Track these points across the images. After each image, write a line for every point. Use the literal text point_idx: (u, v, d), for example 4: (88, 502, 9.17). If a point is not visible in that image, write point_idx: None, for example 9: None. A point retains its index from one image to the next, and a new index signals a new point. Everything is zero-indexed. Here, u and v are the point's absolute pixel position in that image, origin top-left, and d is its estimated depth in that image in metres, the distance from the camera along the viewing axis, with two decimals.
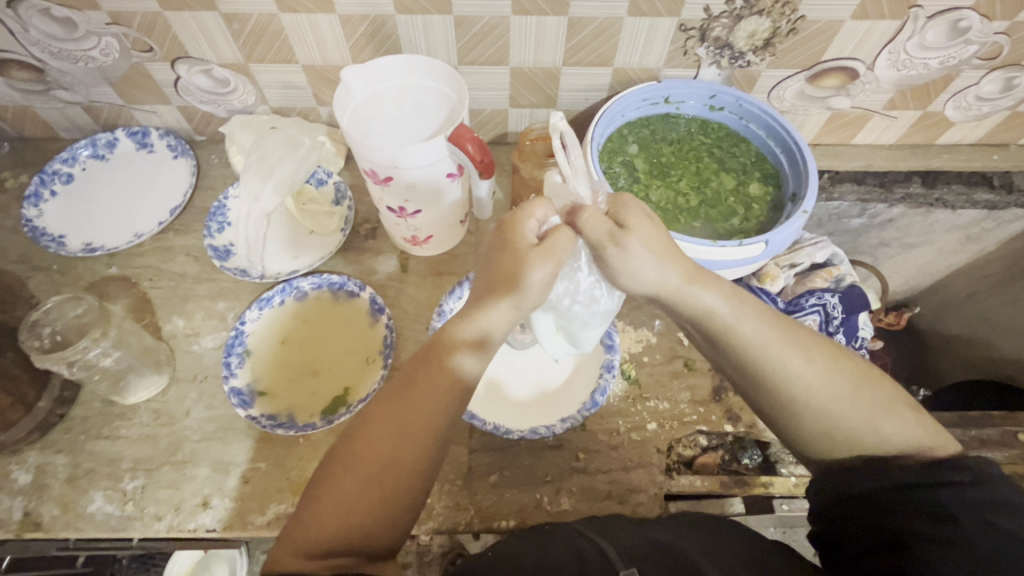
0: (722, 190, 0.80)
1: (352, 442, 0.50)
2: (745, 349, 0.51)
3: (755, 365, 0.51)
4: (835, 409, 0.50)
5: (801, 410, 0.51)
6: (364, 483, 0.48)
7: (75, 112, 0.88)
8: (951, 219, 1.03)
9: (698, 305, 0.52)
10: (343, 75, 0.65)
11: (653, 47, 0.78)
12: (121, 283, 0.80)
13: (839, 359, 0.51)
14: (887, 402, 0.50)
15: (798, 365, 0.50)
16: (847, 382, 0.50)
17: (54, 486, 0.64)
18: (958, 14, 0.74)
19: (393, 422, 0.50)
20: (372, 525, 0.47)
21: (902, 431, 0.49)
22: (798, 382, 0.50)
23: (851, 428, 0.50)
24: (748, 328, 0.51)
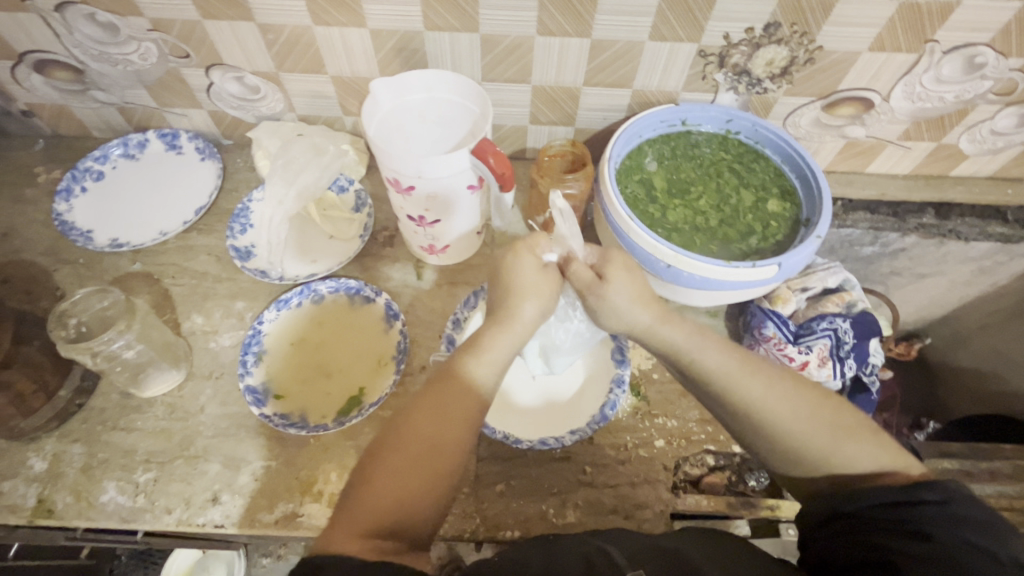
0: (741, 207, 0.81)
1: (394, 437, 0.53)
2: (711, 377, 0.57)
3: (719, 392, 0.57)
4: (798, 434, 0.54)
5: (767, 437, 0.55)
6: (407, 474, 0.51)
7: (110, 112, 0.92)
8: (963, 251, 1.03)
9: (667, 341, 0.60)
10: (373, 86, 0.67)
11: (673, 71, 0.80)
12: (144, 279, 0.82)
13: (799, 385, 0.56)
14: (847, 425, 0.54)
15: (760, 390, 0.55)
16: (808, 409, 0.55)
17: (68, 475, 0.65)
18: (974, 50, 0.75)
19: (433, 419, 0.54)
20: (414, 514, 0.50)
21: (865, 453, 0.52)
22: (761, 406, 0.55)
23: (815, 452, 0.53)
24: (712, 359, 0.58)
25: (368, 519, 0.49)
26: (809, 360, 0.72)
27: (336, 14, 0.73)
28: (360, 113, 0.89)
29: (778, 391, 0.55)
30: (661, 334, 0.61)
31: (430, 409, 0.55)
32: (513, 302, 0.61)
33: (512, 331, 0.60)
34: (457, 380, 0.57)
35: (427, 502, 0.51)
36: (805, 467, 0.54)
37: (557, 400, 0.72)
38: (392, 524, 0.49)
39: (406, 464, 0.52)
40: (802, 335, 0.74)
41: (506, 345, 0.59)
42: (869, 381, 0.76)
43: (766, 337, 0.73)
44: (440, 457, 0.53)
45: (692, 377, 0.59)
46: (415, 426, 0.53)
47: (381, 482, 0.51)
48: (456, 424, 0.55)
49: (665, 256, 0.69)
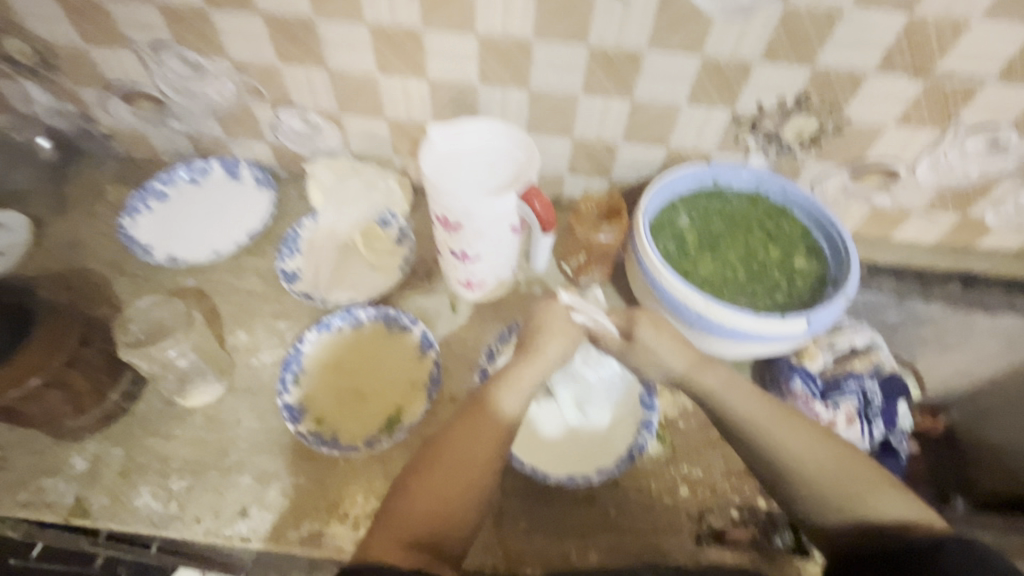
0: (768, 263, 0.83)
1: (431, 460, 0.60)
2: (744, 424, 0.62)
3: (751, 439, 0.62)
4: (822, 480, 0.60)
5: (793, 483, 0.61)
6: (439, 496, 0.58)
7: (181, 140, 0.99)
8: (990, 323, 1.04)
9: (705, 387, 0.65)
10: (431, 131, 0.74)
11: (707, 133, 0.85)
12: (195, 295, 0.87)
13: (824, 437, 0.62)
14: (868, 478, 0.60)
15: (790, 439, 0.61)
16: (835, 460, 0.60)
17: (107, 476, 0.68)
18: (996, 130, 0.79)
19: (465, 447, 0.60)
20: (445, 529, 0.57)
21: (886, 503, 0.58)
22: (791, 453, 0.61)
23: (838, 498, 0.59)
24: (742, 402, 0.63)
25: (404, 531, 0.56)
26: (836, 418, 0.73)
27: (400, 65, 0.80)
28: (410, 154, 0.95)
29: (808, 441, 0.61)
30: (695, 380, 0.66)
31: (463, 437, 0.60)
32: (537, 343, 0.66)
33: (535, 366, 0.65)
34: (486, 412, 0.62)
35: (456, 522, 0.57)
36: (827, 513, 0.59)
37: (585, 433, 0.74)
38: (423, 538, 0.56)
39: (439, 486, 0.58)
40: (829, 392, 0.75)
41: (530, 378, 0.64)
42: (897, 442, 0.75)
43: (794, 392, 0.74)
44: (469, 483, 0.58)
45: (723, 423, 0.65)
46: (449, 453, 0.59)
47: (420, 500, 0.57)
48: (485, 453, 0.60)
49: (697, 304, 0.71)
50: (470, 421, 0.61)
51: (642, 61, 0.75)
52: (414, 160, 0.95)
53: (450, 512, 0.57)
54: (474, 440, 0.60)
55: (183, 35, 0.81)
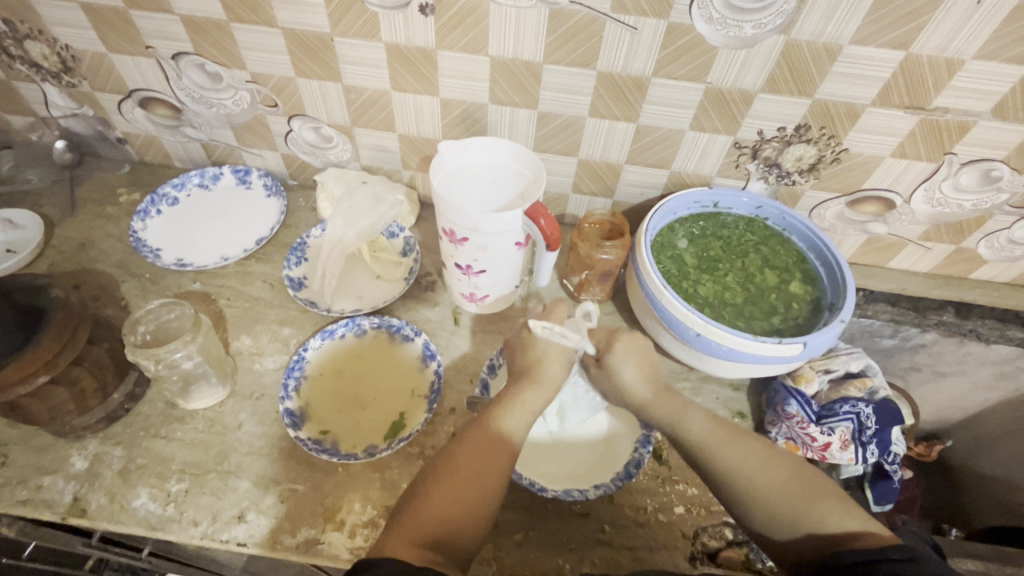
0: (765, 286, 0.85)
1: (447, 463, 0.60)
2: (693, 445, 0.64)
3: (701, 458, 0.63)
4: (772, 497, 0.58)
5: (745, 503, 0.59)
6: (456, 496, 0.58)
7: (194, 147, 1.01)
8: (984, 352, 1.05)
9: (660, 413, 0.67)
10: (442, 146, 0.76)
11: (709, 158, 0.87)
12: (201, 298, 0.88)
13: (773, 454, 0.61)
14: (820, 492, 0.57)
15: (736, 457, 0.61)
16: (783, 477, 0.59)
17: (106, 476, 0.68)
18: (989, 165, 0.82)
19: (481, 452, 0.61)
20: (457, 529, 0.56)
21: (839, 517, 0.55)
22: (738, 470, 0.60)
23: (789, 514, 0.56)
24: (694, 420, 0.65)
25: (420, 529, 0.55)
26: (832, 442, 0.74)
27: (413, 82, 0.83)
28: (419, 168, 0.97)
29: (756, 458, 0.61)
30: (658, 404, 0.67)
31: (480, 443, 0.62)
32: (540, 365, 0.67)
33: (541, 389, 0.66)
34: (497, 425, 0.63)
35: (472, 523, 0.57)
36: (783, 530, 0.57)
37: (583, 450, 0.74)
38: (439, 537, 0.55)
39: (456, 487, 0.58)
40: (825, 416, 0.75)
41: (535, 400, 0.66)
42: (892, 470, 0.79)
43: (789, 415, 0.74)
44: (485, 486, 0.59)
45: (678, 444, 0.65)
46: (467, 457, 0.60)
47: (432, 499, 0.57)
48: (501, 459, 0.61)
49: (695, 324, 0.73)
50: (484, 430, 0.63)
51: (648, 87, 0.78)
52: (423, 174, 0.97)
53: (466, 513, 0.57)
54: (490, 446, 0.61)
55: (203, 46, 0.83)
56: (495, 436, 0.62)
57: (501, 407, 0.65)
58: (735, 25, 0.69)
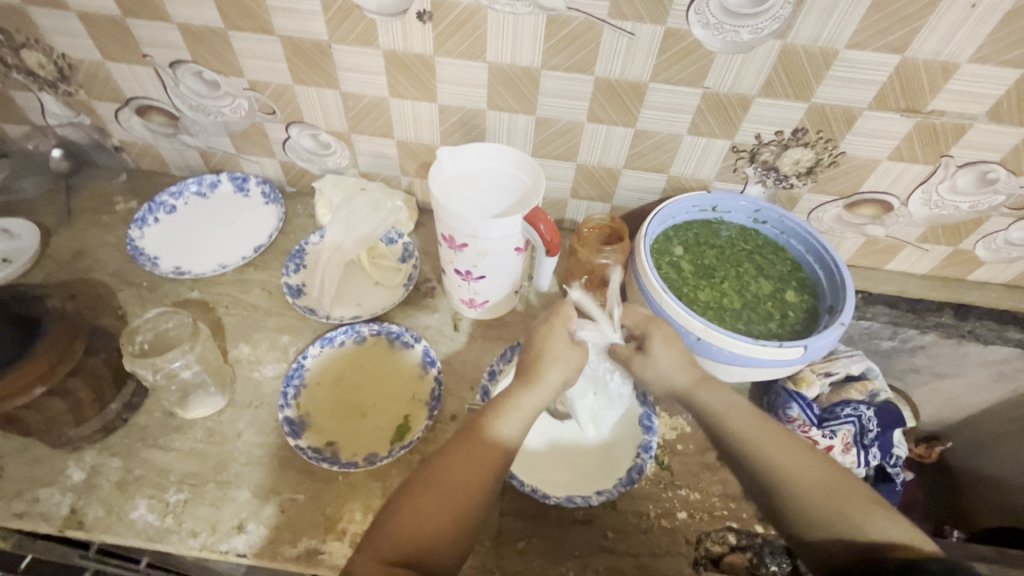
0: (761, 295, 0.85)
1: (425, 479, 0.59)
2: (736, 438, 0.64)
3: (744, 453, 0.63)
4: (811, 500, 0.59)
5: (784, 496, 0.60)
6: (431, 514, 0.57)
7: (191, 155, 1.01)
8: (983, 354, 1.05)
9: (702, 400, 0.67)
10: (439, 153, 0.75)
11: (707, 162, 0.87)
12: (199, 306, 0.87)
13: (815, 455, 0.62)
14: (858, 498, 0.58)
15: (779, 454, 0.61)
16: (825, 480, 0.59)
17: (103, 487, 0.67)
18: (985, 167, 0.82)
19: (462, 468, 0.59)
20: (432, 546, 0.56)
21: (879, 524, 0.56)
22: (778, 469, 0.61)
23: (831, 519, 0.57)
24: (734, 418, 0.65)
25: (393, 547, 0.55)
26: (834, 445, 0.74)
27: (411, 88, 0.83)
28: (417, 174, 0.97)
29: (797, 457, 0.61)
30: (698, 395, 0.68)
31: (461, 458, 0.60)
32: (538, 368, 0.66)
33: (536, 394, 0.64)
34: (488, 436, 0.61)
35: (447, 541, 0.56)
36: (818, 533, 0.58)
37: (587, 456, 0.74)
38: (411, 555, 0.55)
39: (432, 505, 0.57)
40: (826, 418, 0.75)
41: (528, 407, 0.64)
42: (894, 472, 0.77)
43: (791, 417, 0.75)
44: (462, 504, 0.58)
45: (716, 435, 0.66)
46: (446, 474, 0.59)
47: (409, 515, 0.57)
48: (484, 475, 0.59)
49: (696, 329, 0.72)
50: (469, 443, 0.61)
51: (646, 92, 0.78)
52: (421, 180, 0.97)
53: (440, 531, 0.56)
54: (473, 461, 0.60)
55: (201, 54, 0.83)
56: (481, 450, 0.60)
57: (494, 413, 0.63)
58: (733, 29, 0.69)
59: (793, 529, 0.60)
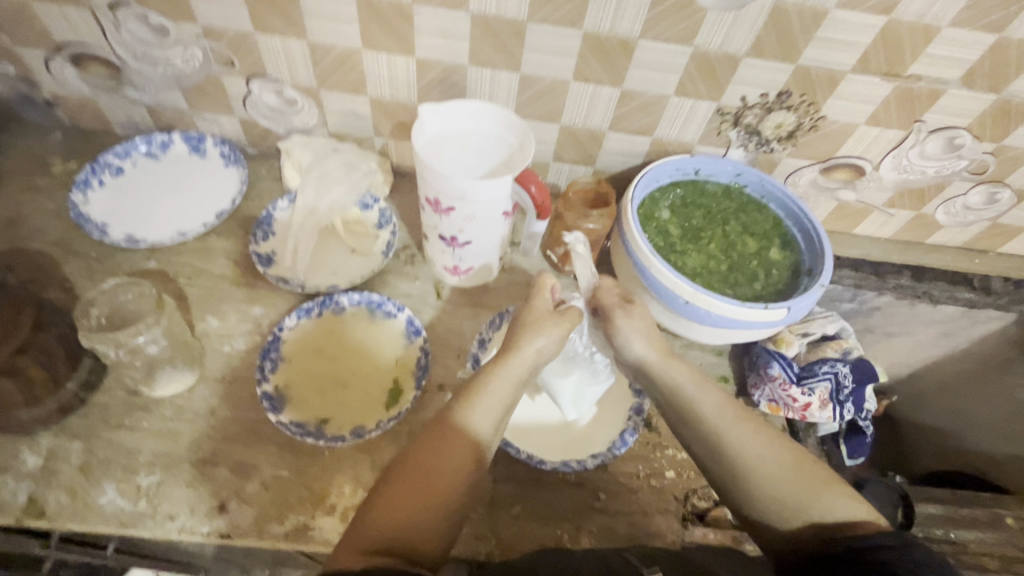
0: (747, 253, 0.86)
1: (400, 467, 0.56)
2: (705, 420, 0.62)
3: (712, 433, 0.62)
4: (778, 483, 0.58)
5: (750, 484, 0.59)
6: (410, 500, 0.54)
7: (138, 111, 0.91)
8: (932, 312, 1.11)
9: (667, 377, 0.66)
10: (420, 110, 0.71)
11: (691, 125, 0.86)
12: (158, 277, 0.81)
13: (780, 436, 0.62)
14: (821, 476, 0.59)
15: (750, 434, 0.61)
16: (793, 463, 0.59)
17: (64, 472, 0.62)
18: (953, 132, 0.85)
19: (439, 452, 0.57)
20: (414, 533, 0.53)
21: (841, 503, 0.57)
22: (745, 451, 0.60)
23: (795, 502, 0.57)
24: (704, 404, 0.63)
25: (372, 538, 0.52)
26: (812, 402, 0.77)
27: (386, 40, 0.77)
28: (391, 135, 0.91)
29: (763, 440, 0.61)
30: (666, 370, 0.66)
31: (437, 442, 0.57)
32: (514, 341, 0.64)
33: (505, 370, 0.62)
34: (462, 419, 0.59)
35: (427, 527, 0.54)
36: (783, 516, 0.57)
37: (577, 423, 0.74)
38: (392, 544, 0.52)
39: (411, 491, 0.54)
40: (805, 376, 0.79)
41: (499, 384, 0.61)
42: (864, 425, 0.84)
43: (772, 376, 0.77)
44: (441, 489, 0.55)
45: (686, 417, 0.64)
46: (422, 459, 0.56)
47: (385, 504, 0.54)
48: (462, 458, 0.57)
49: (684, 292, 0.73)
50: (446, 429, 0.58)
51: (634, 49, 0.76)
52: (396, 142, 0.92)
53: (420, 518, 0.54)
54: (451, 445, 0.57)
55: None
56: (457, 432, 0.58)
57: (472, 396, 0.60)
58: None
59: (754, 514, 0.60)
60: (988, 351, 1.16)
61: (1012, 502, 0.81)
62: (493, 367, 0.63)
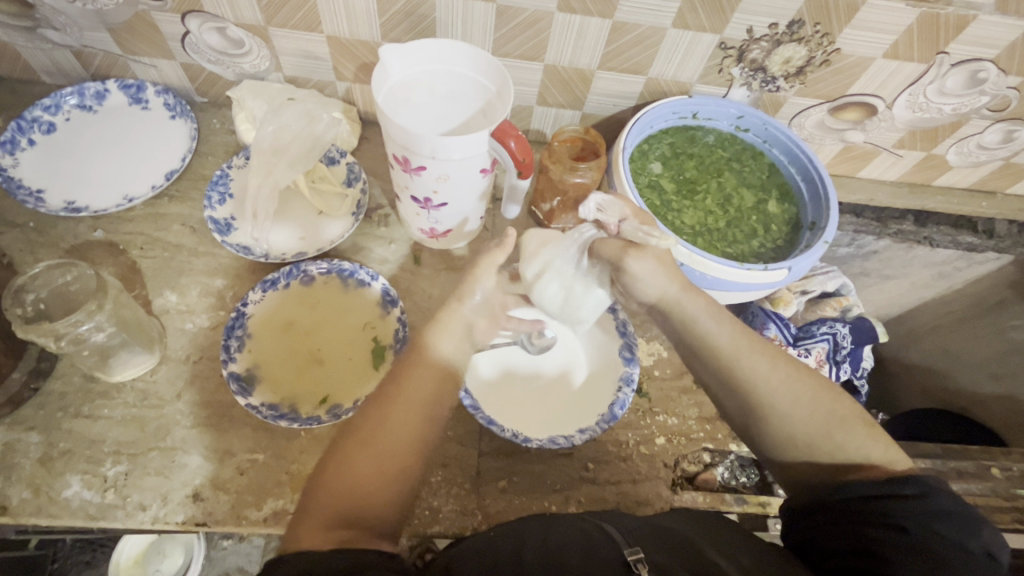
0: (744, 207, 0.81)
1: (352, 433, 0.53)
2: (718, 349, 0.58)
3: (727, 368, 0.57)
4: (794, 419, 0.54)
5: (767, 416, 0.55)
6: (364, 463, 0.51)
7: (63, 56, 0.80)
8: (929, 256, 1.06)
9: (678, 320, 0.61)
10: (382, 52, 0.61)
11: (690, 61, 0.77)
12: (107, 249, 0.74)
13: (799, 372, 0.56)
14: (841, 413, 0.54)
15: (758, 371, 0.56)
16: (810, 393, 0.55)
17: (24, 466, 0.59)
18: (978, 65, 0.76)
19: (388, 413, 0.53)
20: (375, 499, 0.50)
21: (859, 442, 0.53)
22: (761, 387, 0.55)
23: (809, 440, 0.54)
24: (717, 331, 0.58)
25: (330, 511, 0.48)
26: (808, 363, 0.76)
27: None
28: (356, 79, 0.81)
29: (779, 376, 0.56)
30: (684, 304, 0.60)
31: (385, 401, 0.54)
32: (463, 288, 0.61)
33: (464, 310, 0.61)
34: (409, 368, 0.56)
35: (385, 490, 0.50)
36: (797, 450, 0.54)
37: (570, 392, 0.71)
38: (353, 514, 0.48)
39: (363, 453, 0.51)
40: (802, 337, 0.77)
41: (451, 332, 0.59)
42: (859, 384, 0.85)
43: (770, 338, 0.74)
44: (394, 449, 0.52)
45: (697, 350, 0.60)
46: (371, 422, 0.53)
47: (339, 474, 0.50)
48: (414, 414, 0.54)
49: (680, 255, 0.68)
50: (394, 387, 0.55)
51: None
52: (362, 87, 0.82)
53: (376, 480, 0.50)
54: (396, 402, 0.54)
55: None
56: (408, 387, 0.55)
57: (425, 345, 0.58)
58: None
59: (768, 449, 0.57)
60: (982, 292, 1.13)
61: (998, 453, 0.82)
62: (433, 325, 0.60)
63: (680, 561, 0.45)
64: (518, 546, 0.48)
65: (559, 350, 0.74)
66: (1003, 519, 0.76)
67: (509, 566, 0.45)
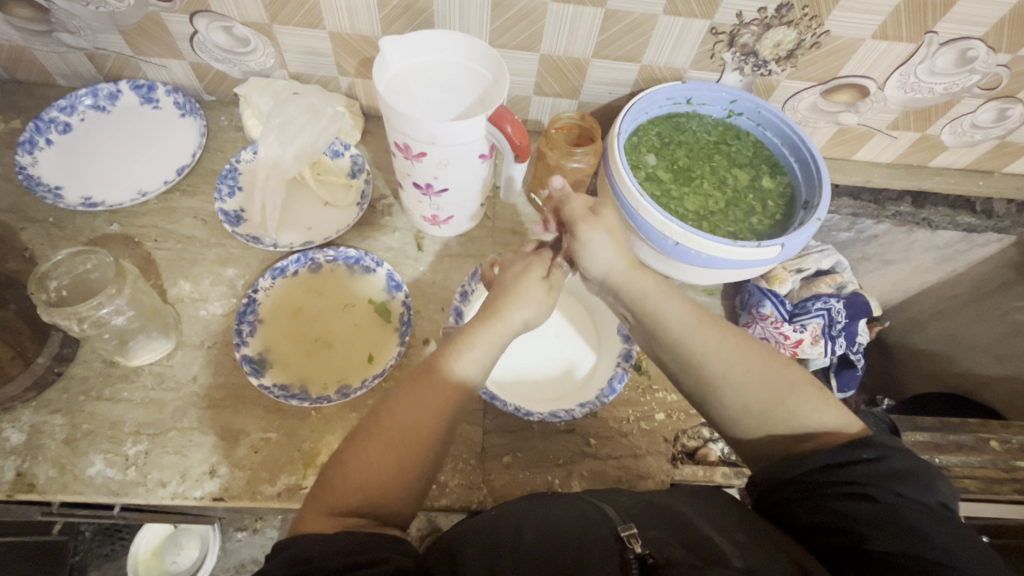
0: (740, 187, 0.82)
1: (373, 422, 0.53)
2: (669, 330, 0.60)
3: (676, 344, 0.59)
4: (747, 394, 0.55)
5: (718, 394, 0.57)
6: (381, 456, 0.51)
7: (77, 58, 0.83)
8: (929, 238, 1.07)
9: (634, 292, 0.63)
10: (381, 43, 0.64)
11: (682, 48, 0.79)
12: (123, 242, 0.77)
13: (749, 343, 0.58)
14: (790, 380, 0.55)
15: (704, 343, 0.58)
16: (758, 363, 0.56)
17: (50, 446, 0.62)
18: (967, 43, 0.77)
19: (410, 409, 0.53)
20: (388, 494, 0.51)
21: (810, 407, 0.54)
22: (710, 360, 0.57)
23: (764, 408, 0.55)
24: (670, 311, 0.60)
25: (341, 497, 0.50)
26: (804, 338, 0.78)
27: None
28: (358, 74, 0.83)
29: (729, 345, 0.58)
30: (631, 280, 0.63)
31: (412, 398, 0.54)
32: (500, 308, 0.60)
33: (494, 333, 0.59)
34: (449, 363, 0.56)
35: (399, 485, 0.51)
36: (761, 429, 0.55)
37: (569, 377, 0.73)
38: (365, 504, 0.50)
39: (382, 447, 0.51)
40: (798, 314, 0.80)
41: (485, 346, 0.58)
42: (855, 358, 0.86)
43: (764, 315, 0.76)
44: (410, 449, 0.52)
45: (651, 328, 0.62)
46: (395, 418, 0.53)
47: (356, 463, 0.51)
48: (433, 413, 0.54)
49: (674, 234, 0.69)
50: (418, 385, 0.55)
51: None
52: (364, 81, 0.85)
53: (391, 476, 0.51)
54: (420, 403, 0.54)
55: None
56: (431, 389, 0.55)
57: (457, 345, 0.58)
58: None
59: (727, 424, 0.58)
60: (984, 274, 1.13)
61: (996, 426, 0.83)
62: (472, 330, 0.59)
63: (675, 537, 0.47)
64: (516, 533, 0.49)
65: (562, 341, 0.76)
66: (1001, 490, 0.77)
67: (509, 551, 0.47)
